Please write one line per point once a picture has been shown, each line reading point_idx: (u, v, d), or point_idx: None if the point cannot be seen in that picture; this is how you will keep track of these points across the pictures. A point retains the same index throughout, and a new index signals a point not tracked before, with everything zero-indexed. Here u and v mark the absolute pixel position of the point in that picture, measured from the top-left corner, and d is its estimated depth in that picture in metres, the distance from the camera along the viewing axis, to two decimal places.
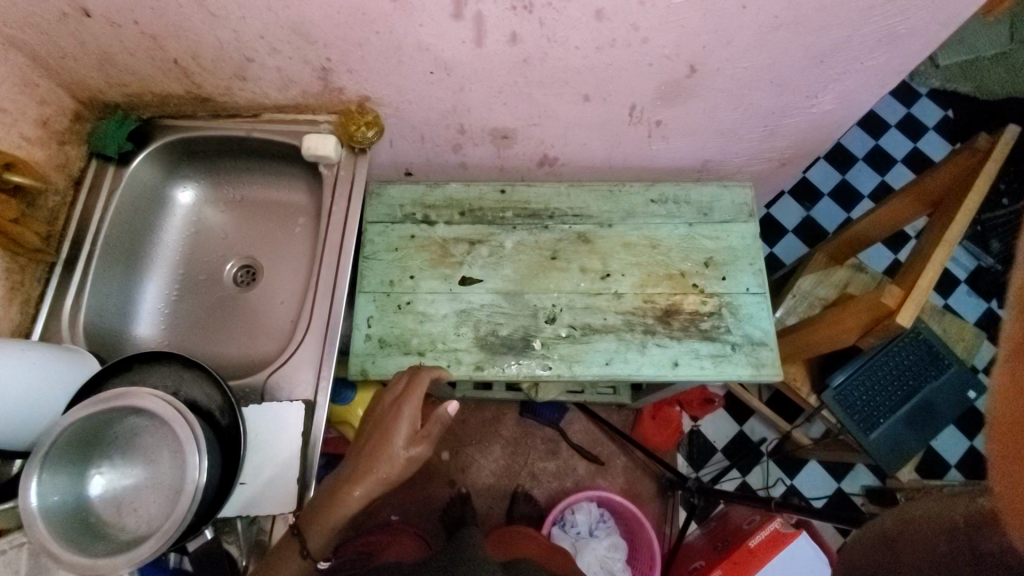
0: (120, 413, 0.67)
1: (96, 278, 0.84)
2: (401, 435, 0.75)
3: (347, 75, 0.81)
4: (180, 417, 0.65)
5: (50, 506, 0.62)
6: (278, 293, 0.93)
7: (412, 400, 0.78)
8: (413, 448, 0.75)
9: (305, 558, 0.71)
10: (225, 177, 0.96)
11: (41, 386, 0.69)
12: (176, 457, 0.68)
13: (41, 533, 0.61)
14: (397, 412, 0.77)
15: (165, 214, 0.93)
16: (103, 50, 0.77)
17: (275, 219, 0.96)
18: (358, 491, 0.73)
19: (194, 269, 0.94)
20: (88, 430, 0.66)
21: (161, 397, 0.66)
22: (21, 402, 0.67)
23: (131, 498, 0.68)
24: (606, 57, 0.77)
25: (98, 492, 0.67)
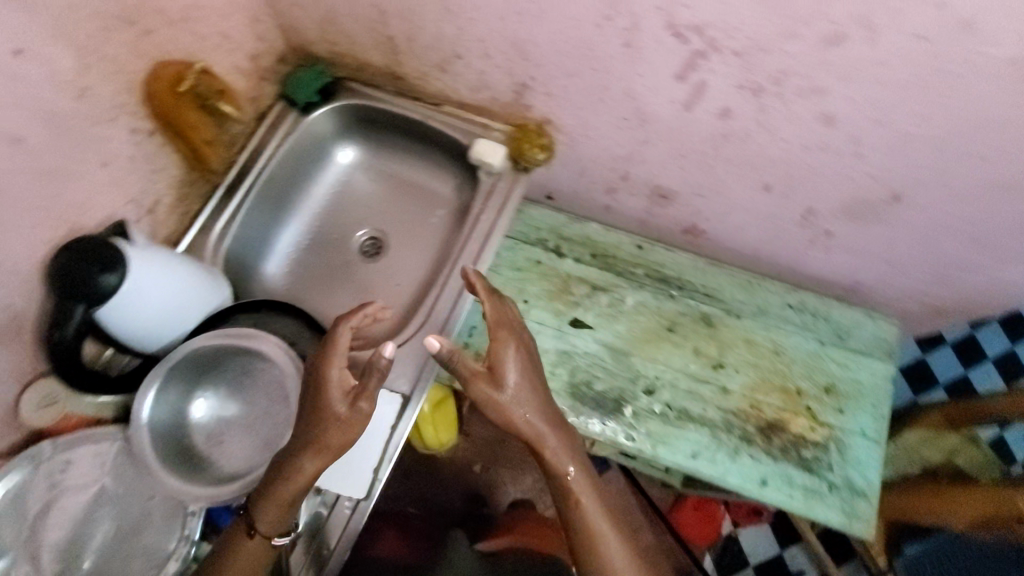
0: (238, 353, 0.70)
1: (245, 210, 0.86)
2: (334, 394, 0.60)
3: (541, 97, 0.81)
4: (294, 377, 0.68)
5: (156, 424, 0.65)
6: (398, 275, 0.93)
7: (334, 358, 0.61)
8: (340, 405, 0.60)
9: (252, 536, 0.62)
10: (386, 151, 0.98)
11: (181, 301, 0.70)
12: (275, 408, 0.69)
13: (143, 447, 0.64)
14: (321, 366, 0.62)
15: (322, 169, 0.96)
16: (331, 9, 0.80)
17: (418, 204, 0.97)
18: (306, 460, 0.60)
19: (329, 227, 0.96)
20: (208, 357, 0.69)
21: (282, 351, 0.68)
22: (161, 309, 0.68)
23: (221, 431, 0.69)
24: (811, 159, 0.73)
25: (196, 418, 0.69)
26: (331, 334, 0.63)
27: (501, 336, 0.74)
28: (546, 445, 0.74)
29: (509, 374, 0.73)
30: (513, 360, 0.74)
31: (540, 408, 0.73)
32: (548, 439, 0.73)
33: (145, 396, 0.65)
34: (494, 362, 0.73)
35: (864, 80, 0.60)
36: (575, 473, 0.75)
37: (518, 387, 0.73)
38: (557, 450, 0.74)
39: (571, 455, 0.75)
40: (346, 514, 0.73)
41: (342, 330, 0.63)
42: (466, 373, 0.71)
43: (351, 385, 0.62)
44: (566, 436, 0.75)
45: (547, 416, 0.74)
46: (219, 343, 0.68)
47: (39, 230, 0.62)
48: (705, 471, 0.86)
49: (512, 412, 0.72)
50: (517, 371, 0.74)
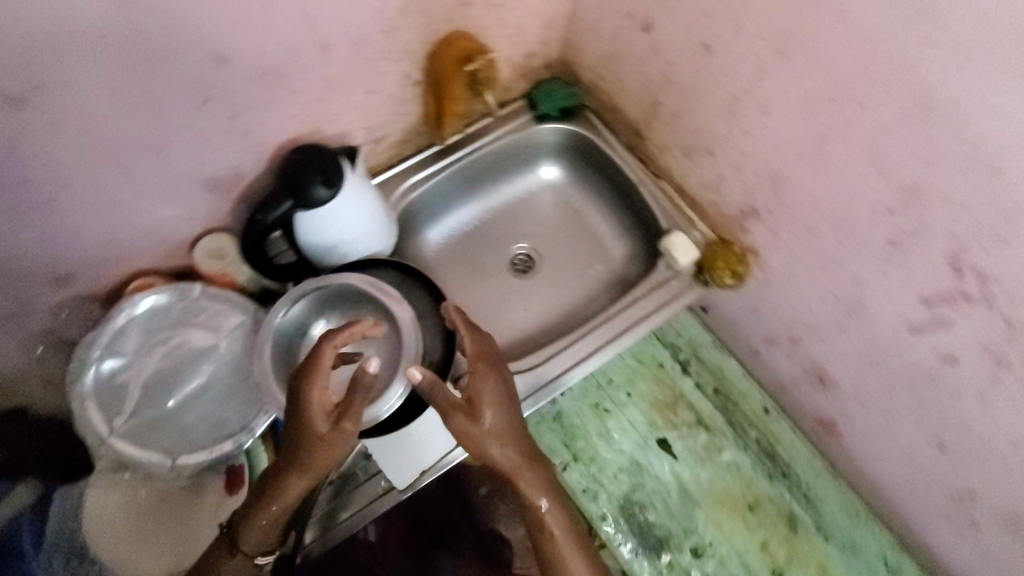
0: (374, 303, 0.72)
1: (442, 178, 0.90)
2: (312, 420, 0.57)
3: (762, 230, 0.77)
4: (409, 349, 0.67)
5: (281, 327, 0.70)
6: (531, 303, 0.93)
7: (315, 384, 0.57)
8: (323, 427, 0.57)
9: (234, 557, 0.62)
10: (584, 189, 0.98)
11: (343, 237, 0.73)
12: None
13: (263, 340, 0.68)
14: (302, 394, 0.58)
15: (521, 174, 0.98)
16: (621, 52, 0.81)
17: (585, 250, 0.97)
18: (295, 483, 0.59)
19: (497, 227, 0.98)
20: (357, 299, 0.73)
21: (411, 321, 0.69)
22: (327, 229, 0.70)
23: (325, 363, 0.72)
24: (1012, 455, 0.64)
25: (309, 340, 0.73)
26: (312, 353, 0.59)
27: (477, 366, 0.65)
28: (519, 475, 0.64)
29: (487, 407, 0.63)
30: (488, 390, 0.64)
31: (512, 432, 0.64)
32: (519, 471, 0.64)
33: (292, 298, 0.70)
34: (471, 390, 0.64)
35: None
36: (549, 506, 0.65)
37: (497, 420, 0.64)
38: (526, 479, 0.65)
39: (539, 485, 0.65)
40: (378, 491, 0.75)
41: (325, 350, 0.58)
42: (442, 402, 0.62)
43: (334, 406, 0.58)
44: (537, 465, 0.66)
45: (523, 450, 0.64)
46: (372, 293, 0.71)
47: (294, 120, 0.68)
48: None
49: (490, 448, 0.63)
50: (496, 406, 0.64)
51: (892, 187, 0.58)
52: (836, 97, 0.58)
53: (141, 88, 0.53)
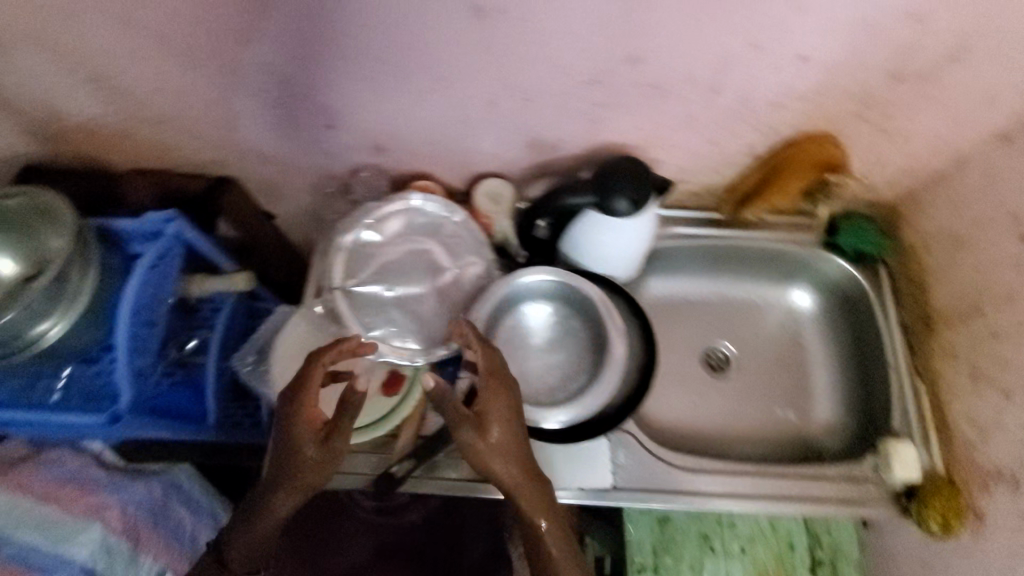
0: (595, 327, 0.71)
1: (700, 242, 0.88)
2: (302, 442, 0.60)
3: (1008, 509, 0.64)
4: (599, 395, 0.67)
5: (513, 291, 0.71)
6: (706, 401, 0.89)
7: (303, 417, 0.61)
8: (317, 453, 0.60)
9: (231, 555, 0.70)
10: (825, 334, 0.92)
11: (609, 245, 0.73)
12: (564, 390, 0.72)
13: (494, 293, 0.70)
14: (293, 414, 0.61)
15: (774, 283, 0.94)
16: (972, 240, 0.72)
17: (787, 389, 0.91)
18: (285, 499, 0.64)
19: (718, 314, 0.94)
20: (585, 309, 0.73)
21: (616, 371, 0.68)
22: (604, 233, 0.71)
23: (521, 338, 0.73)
24: None
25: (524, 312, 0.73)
26: (305, 370, 0.63)
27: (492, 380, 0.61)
28: (519, 490, 0.61)
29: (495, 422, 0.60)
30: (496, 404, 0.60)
31: (518, 451, 0.61)
32: (521, 489, 0.61)
33: (538, 271, 0.71)
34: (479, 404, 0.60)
35: None
36: (550, 527, 0.62)
37: (505, 437, 0.60)
38: (531, 501, 0.61)
39: (543, 501, 0.62)
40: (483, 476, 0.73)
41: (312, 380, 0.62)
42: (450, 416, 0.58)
43: (319, 427, 0.61)
44: (538, 479, 0.62)
45: (527, 468, 0.61)
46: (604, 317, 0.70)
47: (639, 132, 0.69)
48: None
49: (493, 464, 0.59)
50: (506, 426, 0.60)
51: None
52: None
53: (562, 49, 0.57)
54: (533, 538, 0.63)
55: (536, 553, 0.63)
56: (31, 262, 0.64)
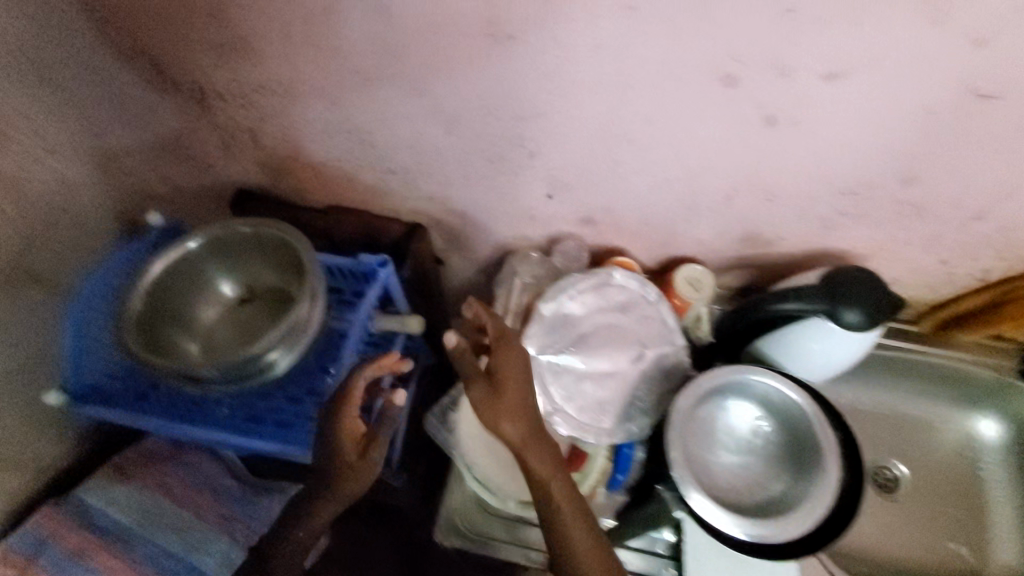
0: (804, 444, 0.67)
1: (882, 353, 0.86)
2: (343, 441, 0.67)
3: None
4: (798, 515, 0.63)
5: (727, 376, 0.70)
6: (874, 523, 0.84)
7: (346, 421, 0.67)
8: (355, 455, 0.68)
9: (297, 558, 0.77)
10: (1010, 473, 0.85)
11: (821, 345, 0.68)
12: (746, 496, 0.68)
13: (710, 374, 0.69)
14: (337, 415, 0.67)
15: (955, 408, 0.89)
16: None
17: (963, 526, 0.84)
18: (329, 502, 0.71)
19: (890, 429, 0.89)
20: (790, 422, 0.69)
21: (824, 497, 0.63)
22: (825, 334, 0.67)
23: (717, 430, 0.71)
24: None
25: (727, 404, 0.72)
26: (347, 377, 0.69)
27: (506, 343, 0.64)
28: (526, 448, 0.59)
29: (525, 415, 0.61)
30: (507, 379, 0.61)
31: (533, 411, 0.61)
32: (530, 447, 0.59)
33: (749, 372, 0.69)
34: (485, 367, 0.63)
35: None
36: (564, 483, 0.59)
37: (518, 395, 0.60)
38: (539, 454, 0.59)
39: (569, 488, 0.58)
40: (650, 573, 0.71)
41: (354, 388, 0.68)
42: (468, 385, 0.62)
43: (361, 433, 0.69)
44: (547, 437, 0.60)
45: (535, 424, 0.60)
46: (820, 432, 0.66)
47: (869, 240, 0.68)
48: None
49: (502, 421, 0.59)
50: (517, 367, 0.62)
51: None
52: None
53: (836, 160, 0.57)
54: (553, 529, 0.58)
55: (562, 542, 0.57)
56: (246, 286, 0.75)
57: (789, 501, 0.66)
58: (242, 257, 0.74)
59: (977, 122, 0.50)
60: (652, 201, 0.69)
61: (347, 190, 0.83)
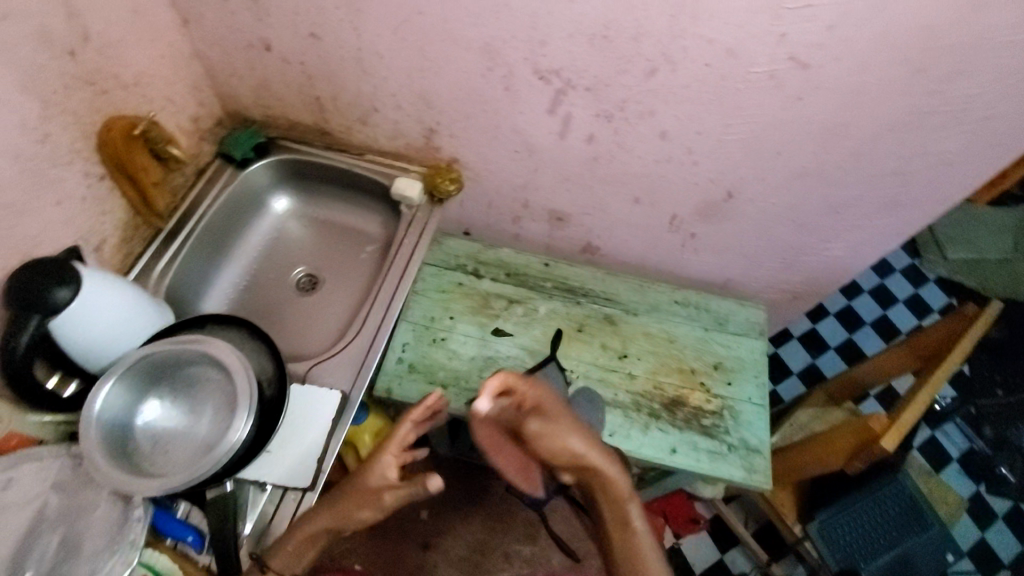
0: (191, 360, 0.76)
1: (168, 274, 0.93)
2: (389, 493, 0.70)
3: (447, 139, 0.98)
4: (241, 372, 0.74)
5: (103, 420, 0.69)
6: (331, 304, 1.03)
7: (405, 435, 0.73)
8: (404, 493, 0.70)
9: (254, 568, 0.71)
10: (313, 199, 1.12)
11: (113, 325, 0.74)
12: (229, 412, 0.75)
13: (89, 444, 0.67)
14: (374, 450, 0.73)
15: (259, 217, 1.09)
16: (263, 79, 0.97)
17: (347, 241, 1.10)
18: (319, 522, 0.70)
19: (266, 268, 1.07)
20: (154, 363, 0.74)
21: (231, 350, 0.75)
22: (104, 327, 0.73)
23: (167, 440, 0.73)
24: (661, 169, 0.92)
25: (142, 425, 0.73)
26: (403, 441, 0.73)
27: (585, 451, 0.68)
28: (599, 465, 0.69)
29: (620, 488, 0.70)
30: None
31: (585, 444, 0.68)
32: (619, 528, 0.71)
33: (100, 392, 0.70)
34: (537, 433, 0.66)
35: (680, 101, 0.81)
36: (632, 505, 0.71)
37: (577, 443, 0.68)
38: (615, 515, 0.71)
39: (574, 472, 0.71)
40: (292, 504, 0.75)
41: (386, 446, 0.72)
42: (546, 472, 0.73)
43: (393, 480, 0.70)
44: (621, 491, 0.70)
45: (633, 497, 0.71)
46: (164, 349, 0.74)
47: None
48: (623, 448, 0.97)
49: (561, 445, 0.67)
50: (565, 434, 0.67)
51: (481, 55, 0.82)
52: (406, 18, 0.80)
53: None
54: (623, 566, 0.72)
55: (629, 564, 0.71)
56: None
57: (219, 369, 0.75)
58: None
59: None
60: None
61: None
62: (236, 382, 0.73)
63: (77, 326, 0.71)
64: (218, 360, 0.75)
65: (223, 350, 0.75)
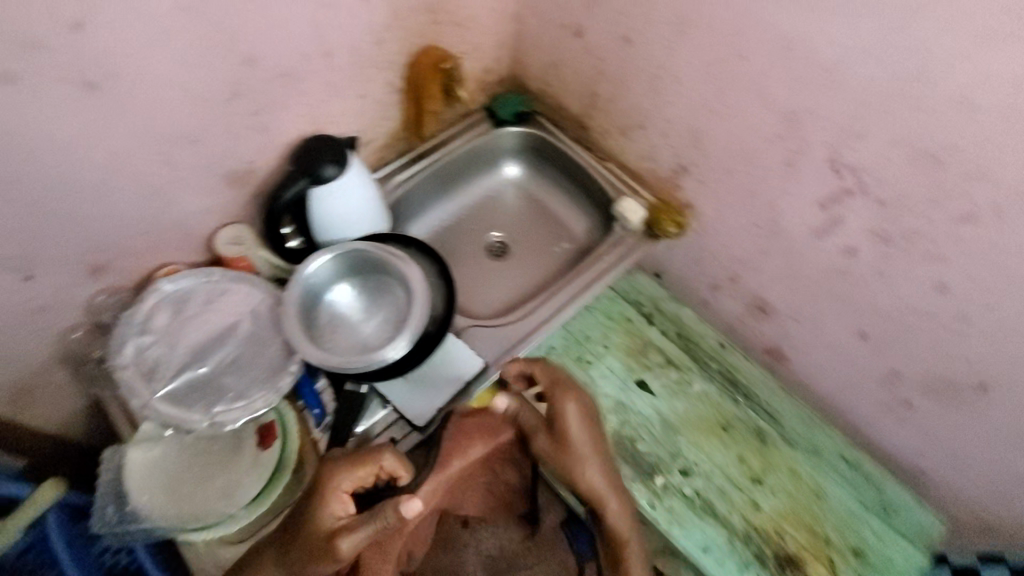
0: (387, 271, 0.83)
1: (401, 188, 1.03)
2: (359, 531, 0.63)
3: (694, 183, 0.94)
4: (419, 303, 0.79)
5: (306, 283, 0.79)
6: (509, 278, 1.07)
7: (346, 479, 0.66)
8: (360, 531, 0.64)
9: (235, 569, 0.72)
10: (540, 179, 1.16)
11: (347, 211, 0.83)
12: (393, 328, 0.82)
13: (289, 296, 0.78)
14: (313, 509, 0.65)
15: (489, 174, 1.16)
16: (559, 59, 1.01)
17: (549, 230, 1.13)
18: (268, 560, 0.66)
19: (472, 220, 1.13)
20: (360, 258, 0.82)
21: (421, 280, 0.81)
22: (341, 210, 0.83)
23: (338, 323, 0.81)
24: (912, 320, 0.79)
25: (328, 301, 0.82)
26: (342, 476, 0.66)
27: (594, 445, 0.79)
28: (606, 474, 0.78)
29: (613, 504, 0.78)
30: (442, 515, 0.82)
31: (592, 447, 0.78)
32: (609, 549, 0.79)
33: (314, 260, 0.80)
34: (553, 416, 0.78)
35: (985, 263, 0.68)
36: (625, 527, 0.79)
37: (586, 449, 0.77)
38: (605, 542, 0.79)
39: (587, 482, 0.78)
40: (400, 432, 0.79)
41: (328, 481, 0.66)
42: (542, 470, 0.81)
43: (342, 518, 0.65)
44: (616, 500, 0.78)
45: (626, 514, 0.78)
46: (374, 251, 0.82)
47: (303, 117, 0.81)
48: (709, 570, 0.87)
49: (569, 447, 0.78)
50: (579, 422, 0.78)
51: (779, 121, 0.76)
52: (723, 58, 0.77)
53: (196, 80, 0.66)
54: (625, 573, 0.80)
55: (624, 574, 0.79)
56: None
57: (405, 291, 0.81)
58: None
59: None
60: (126, 220, 0.72)
61: None
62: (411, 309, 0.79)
63: (325, 199, 0.81)
64: (407, 282, 0.81)
65: (415, 276, 0.81)
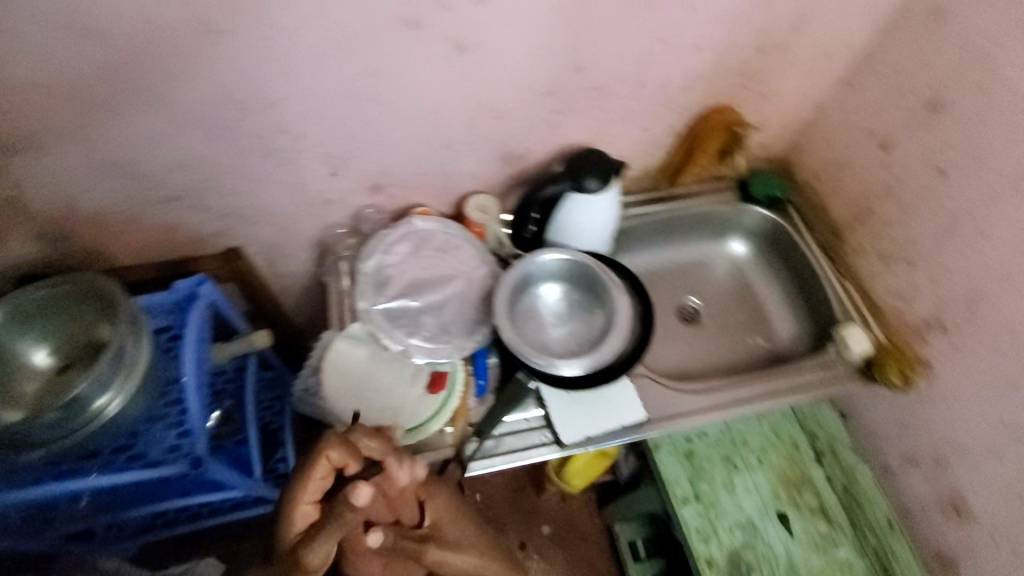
0: (600, 295, 0.83)
1: (632, 220, 1.05)
2: (319, 537, 0.52)
3: (945, 345, 0.84)
4: (614, 342, 0.78)
5: (528, 268, 0.82)
6: (692, 346, 1.04)
7: (308, 485, 0.57)
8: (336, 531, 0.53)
9: None
10: (762, 268, 1.11)
11: (586, 224, 0.86)
12: (578, 348, 0.82)
13: (510, 272, 0.81)
14: (279, 529, 0.56)
15: (715, 241, 1.13)
16: (846, 164, 0.96)
17: (750, 320, 1.08)
18: None
19: (680, 276, 1.11)
20: (582, 274, 0.83)
21: (626, 321, 0.80)
22: (582, 221, 0.85)
23: (533, 315, 0.83)
24: None
25: (535, 291, 0.84)
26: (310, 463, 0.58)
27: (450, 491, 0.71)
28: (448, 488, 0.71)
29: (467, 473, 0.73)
30: None
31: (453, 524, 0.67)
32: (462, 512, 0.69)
33: (544, 253, 0.83)
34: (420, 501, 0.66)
35: None
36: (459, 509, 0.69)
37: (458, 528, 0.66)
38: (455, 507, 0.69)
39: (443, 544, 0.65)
40: (540, 441, 0.80)
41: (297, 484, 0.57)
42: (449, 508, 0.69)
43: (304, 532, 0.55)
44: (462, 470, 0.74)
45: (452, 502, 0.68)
46: (600, 272, 0.82)
47: (589, 130, 0.87)
48: None
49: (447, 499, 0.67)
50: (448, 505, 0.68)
51: None
52: None
53: (533, 71, 0.74)
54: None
55: None
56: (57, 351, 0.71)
57: (607, 324, 0.81)
58: (59, 312, 0.71)
59: (599, 10, 0.68)
60: (419, 158, 0.83)
61: (134, 237, 0.83)
62: (605, 343, 0.79)
63: (574, 206, 0.84)
64: (613, 315, 0.80)
65: (624, 314, 0.80)
